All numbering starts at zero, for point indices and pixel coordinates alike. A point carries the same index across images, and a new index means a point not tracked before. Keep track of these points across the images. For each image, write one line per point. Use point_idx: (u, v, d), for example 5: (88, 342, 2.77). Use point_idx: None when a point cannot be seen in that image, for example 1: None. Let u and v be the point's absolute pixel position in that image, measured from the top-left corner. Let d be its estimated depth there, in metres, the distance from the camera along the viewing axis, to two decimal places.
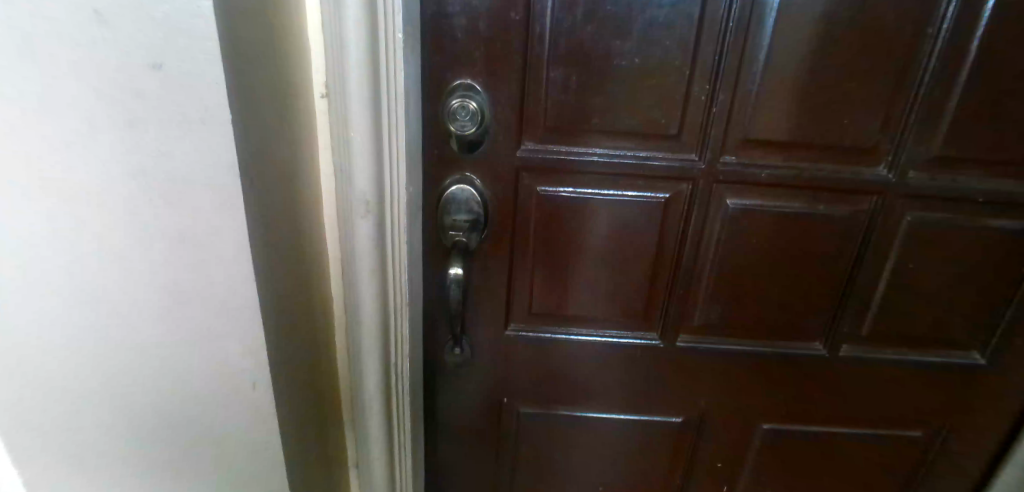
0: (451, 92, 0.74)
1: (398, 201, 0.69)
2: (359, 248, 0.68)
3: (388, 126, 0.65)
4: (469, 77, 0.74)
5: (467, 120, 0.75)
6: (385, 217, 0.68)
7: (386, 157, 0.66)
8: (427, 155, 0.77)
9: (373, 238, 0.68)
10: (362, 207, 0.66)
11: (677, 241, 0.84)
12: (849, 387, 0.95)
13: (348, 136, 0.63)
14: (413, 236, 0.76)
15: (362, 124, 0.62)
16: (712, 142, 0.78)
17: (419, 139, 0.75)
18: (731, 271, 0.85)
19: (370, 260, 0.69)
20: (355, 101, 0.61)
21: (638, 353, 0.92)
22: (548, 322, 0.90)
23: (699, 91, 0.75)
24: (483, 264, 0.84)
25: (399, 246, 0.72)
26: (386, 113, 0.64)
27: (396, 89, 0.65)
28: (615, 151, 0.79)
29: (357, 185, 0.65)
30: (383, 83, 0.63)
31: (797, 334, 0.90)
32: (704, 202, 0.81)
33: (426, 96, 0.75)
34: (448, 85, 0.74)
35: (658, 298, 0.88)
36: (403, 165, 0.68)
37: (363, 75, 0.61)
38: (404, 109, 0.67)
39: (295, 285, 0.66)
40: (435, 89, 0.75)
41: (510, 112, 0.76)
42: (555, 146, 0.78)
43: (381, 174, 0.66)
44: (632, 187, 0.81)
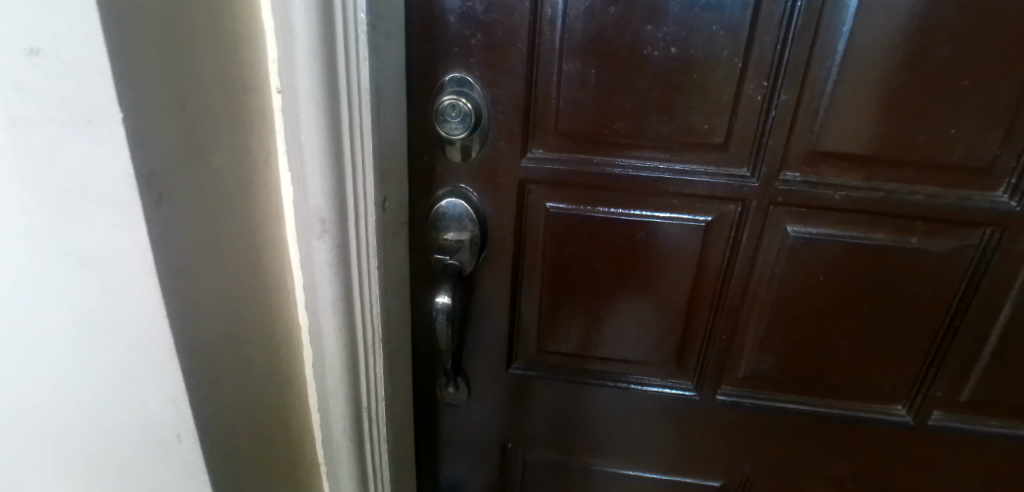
0: (440, 88, 0.62)
1: (364, 219, 0.58)
2: (319, 274, 0.56)
3: (350, 131, 0.53)
4: (463, 70, 0.61)
5: (458, 122, 0.62)
6: (348, 239, 0.56)
7: (348, 167, 0.54)
8: (414, 163, 0.66)
9: (333, 263, 0.56)
10: (318, 226, 0.54)
11: (721, 274, 0.68)
12: (937, 462, 0.75)
13: (297, 142, 0.52)
14: (393, 259, 0.64)
15: (313, 128, 0.51)
16: (770, 153, 0.61)
17: (404, 143, 0.63)
18: (789, 316, 0.68)
19: (332, 288, 0.57)
20: (304, 101, 0.50)
21: (669, 403, 0.76)
22: (559, 362, 0.76)
23: (754, 89, 0.59)
24: (483, 292, 0.71)
25: (369, 271, 0.60)
26: (347, 114, 0.53)
27: (361, 86, 0.53)
28: (643, 162, 0.64)
29: (310, 199, 0.53)
30: (342, 78, 0.51)
31: (876, 396, 0.71)
32: (757, 229, 0.65)
33: (413, 94, 0.62)
34: (439, 80, 0.62)
35: (695, 343, 0.71)
36: (371, 177, 0.57)
37: (313, 68, 0.49)
38: (375, 111, 0.55)
39: (236, 328, 0.53)
40: (423, 84, 0.62)
41: (514, 112, 0.62)
42: (568, 155, 0.64)
43: (341, 188, 0.54)
44: (664, 207, 0.66)
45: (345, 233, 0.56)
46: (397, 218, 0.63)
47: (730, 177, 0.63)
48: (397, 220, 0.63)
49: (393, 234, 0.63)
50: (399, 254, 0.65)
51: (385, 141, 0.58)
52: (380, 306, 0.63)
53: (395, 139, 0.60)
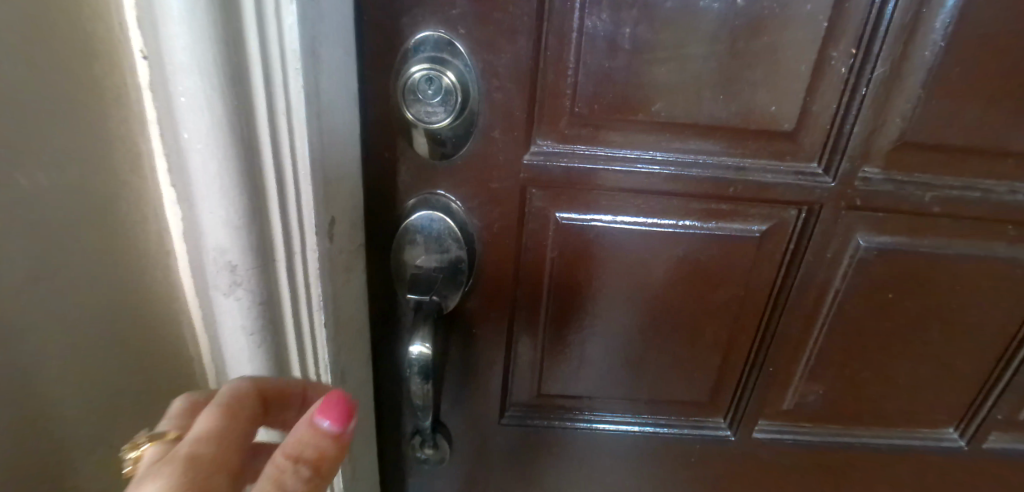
0: (410, 55, 0.42)
1: (299, 260, 0.38)
2: (229, 342, 0.37)
3: (270, 130, 0.33)
4: (441, 26, 0.42)
5: (437, 103, 0.43)
6: (278, 288, 0.37)
7: (271, 185, 0.34)
8: (371, 162, 0.46)
9: (252, 328, 0.37)
10: (222, 276, 0.35)
11: (769, 296, 0.54)
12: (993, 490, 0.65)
13: (178, 145, 0.31)
14: (344, 303, 0.45)
15: (203, 125, 0.31)
16: (850, 144, 0.47)
17: (357, 135, 0.43)
18: (847, 340, 0.56)
19: (251, 361, 0.38)
20: (181, 77, 0.29)
21: (696, 447, 0.62)
22: (562, 406, 0.60)
23: (838, 58, 0.44)
24: (469, 328, 0.54)
25: (311, 330, 0.41)
26: (264, 103, 0.32)
27: (287, 58, 0.32)
28: (687, 157, 0.48)
29: (206, 236, 0.34)
30: (253, 44, 0.31)
31: (929, 422, 0.60)
32: (822, 239, 0.50)
33: (366, 62, 0.43)
34: (406, 43, 0.42)
35: (733, 375, 0.58)
36: (309, 199, 0.37)
37: (196, 23, 0.28)
38: (310, 99, 0.35)
39: (107, 402, 0.38)
40: (382, 47, 0.42)
41: (515, 88, 0.44)
42: (584, 147, 0.47)
43: (256, 220, 0.34)
44: (708, 214, 0.50)
45: (269, 282, 0.37)
46: (351, 245, 0.44)
47: (797, 176, 0.48)
48: (353, 245, 0.44)
49: (342, 270, 0.43)
50: (350, 295, 0.45)
51: (324, 139, 0.38)
52: (332, 370, 0.44)
53: (348, 132, 0.41)
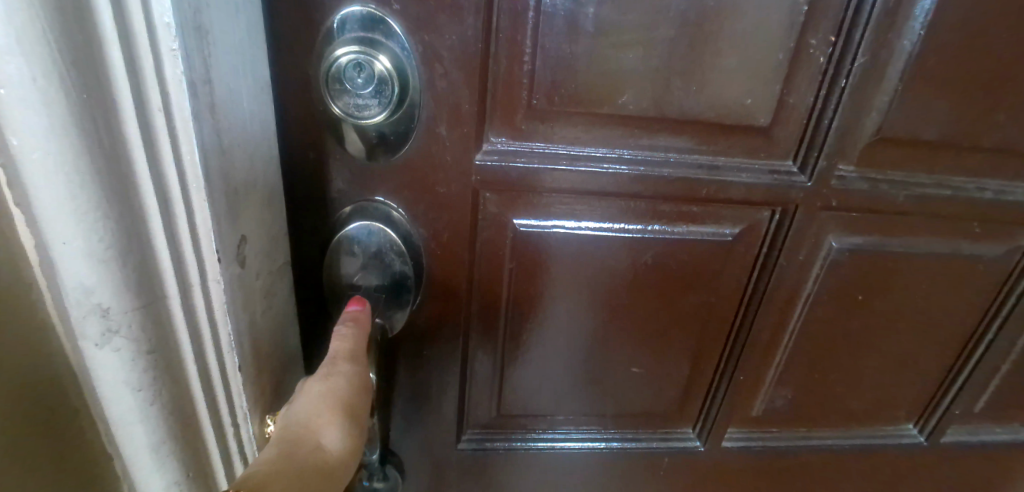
0: (331, 36, 0.35)
1: (198, 297, 0.32)
2: (109, 393, 0.32)
3: (142, 139, 0.27)
4: (372, 1, 0.35)
5: (369, 94, 0.36)
6: (169, 328, 0.32)
7: (150, 209, 0.29)
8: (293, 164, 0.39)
9: (134, 378, 0.32)
10: (90, 318, 0.30)
11: (740, 302, 0.50)
12: (948, 481, 0.65)
13: (11, 158, 0.26)
14: (265, 333, 0.37)
15: (48, 138, 0.25)
16: (827, 140, 0.43)
17: (274, 136, 0.36)
18: (817, 344, 0.53)
19: (140, 412, 0.33)
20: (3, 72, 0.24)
21: (664, 460, 0.58)
22: (521, 426, 0.54)
23: (817, 47, 0.40)
24: (416, 349, 0.48)
25: (225, 373, 0.35)
26: (131, 105, 0.26)
27: (161, 44, 0.26)
28: (656, 155, 0.43)
29: (68, 272, 0.28)
30: (110, 32, 0.25)
31: (891, 419, 0.59)
32: (794, 242, 0.47)
33: (282, 44, 0.35)
34: (328, 22, 0.35)
35: (701, 386, 0.54)
36: (205, 222, 0.31)
37: (20, 8, 0.22)
38: (197, 92, 0.28)
39: None
40: (300, 26, 0.35)
41: (463, 76, 0.38)
42: (544, 145, 0.42)
43: (130, 251, 0.29)
44: (679, 217, 0.46)
45: (156, 322, 0.31)
46: (268, 266, 0.37)
47: (771, 175, 0.44)
48: (272, 265, 0.37)
49: (260, 295, 0.36)
50: (271, 324, 0.38)
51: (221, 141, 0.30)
52: (253, 415, 0.38)
53: (261, 130, 0.34)
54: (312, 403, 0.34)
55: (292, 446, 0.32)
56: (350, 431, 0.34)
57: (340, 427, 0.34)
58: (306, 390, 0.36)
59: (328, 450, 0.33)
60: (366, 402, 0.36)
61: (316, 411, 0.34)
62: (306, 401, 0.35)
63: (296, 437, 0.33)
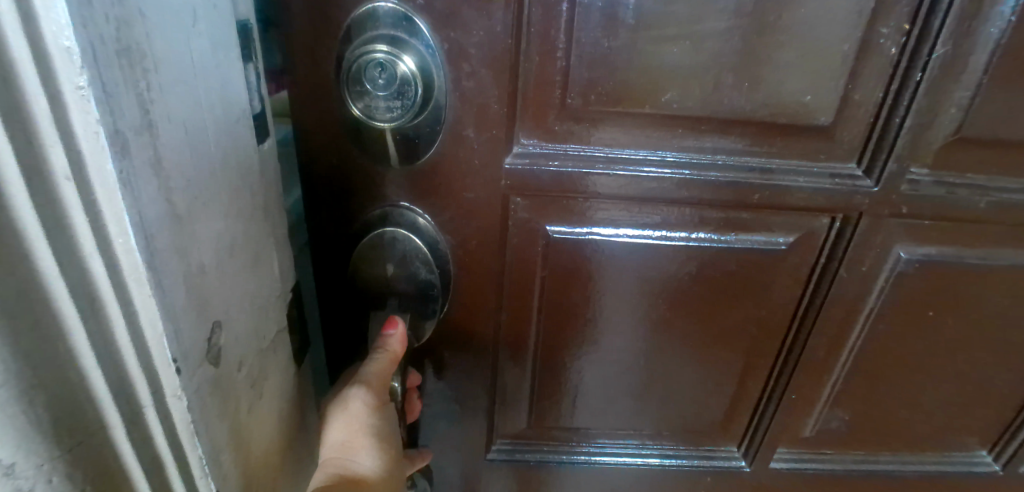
0: (351, 36, 0.33)
1: (152, 416, 0.25)
2: None
3: (48, 230, 0.19)
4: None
5: (392, 96, 0.34)
6: (116, 467, 0.24)
7: (73, 330, 0.21)
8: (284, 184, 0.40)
9: None
10: None
11: (793, 316, 0.46)
12: None
13: None
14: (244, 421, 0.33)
15: None
16: (898, 142, 0.39)
17: (241, 194, 0.31)
18: (879, 363, 0.48)
19: None
20: None
21: (705, 479, 0.55)
22: (553, 439, 0.52)
23: (888, 36, 0.36)
24: (444, 360, 0.46)
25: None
26: (25, 183, 0.18)
27: (62, 83, 0.18)
28: (701, 157, 0.40)
29: None
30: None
31: (963, 444, 0.54)
32: (857, 254, 0.43)
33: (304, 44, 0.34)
34: (356, 16, 0.33)
35: (747, 403, 0.51)
36: (153, 325, 0.24)
37: None
38: (124, 151, 0.21)
39: None
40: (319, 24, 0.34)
41: (491, 75, 0.36)
42: (579, 148, 0.39)
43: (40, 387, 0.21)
44: (727, 224, 0.42)
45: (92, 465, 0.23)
46: (252, 343, 0.34)
47: (828, 181, 0.40)
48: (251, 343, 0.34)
49: (244, 387, 0.33)
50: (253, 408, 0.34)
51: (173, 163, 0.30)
52: None
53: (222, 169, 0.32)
54: (341, 430, 0.36)
55: (333, 477, 0.35)
56: (382, 451, 0.36)
57: (371, 451, 0.36)
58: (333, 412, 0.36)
59: (364, 475, 0.35)
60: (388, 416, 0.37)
61: (347, 439, 0.36)
62: (336, 428, 0.36)
63: (334, 467, 0.35)
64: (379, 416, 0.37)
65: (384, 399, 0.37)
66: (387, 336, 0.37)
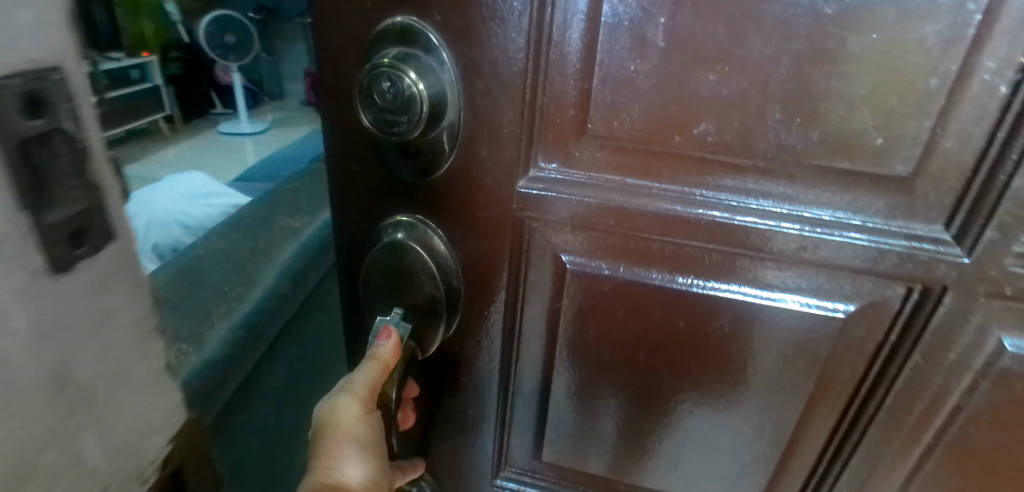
0: (380, 45, 0.35)
1: None
2: None
3: None
4: (414, 11, 0.34)
5: (394, 113, 0.33)
6: None
7: None
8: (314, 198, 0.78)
9: None
10: None
11: (852, 395, 0.39)
12: None
13: None
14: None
15: None
16: (1009, 206, 0.30)
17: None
18: (972, 476, 0.39)
19: None
20: None
21: None
22: (568, 481, 0.49)
23: (994, 72, 0.28)
24: (454, 378, 0.44)
25: None
26: None
27: None
28: (741, 200, 0.35)
29: None
30: None
31: None
32: (939, 336, 0.35)
33: (334, 54, 0.36)
34: (381, 30, 0.34)
35: (793, 482, 0.44)
36: None
37: None
38: None
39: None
40: (348, 36, 0.35)
41: (506, 93, 0.35)
42: (600, 177, 0.36)
43: None
44: (771, 279, 0.37)
45: None
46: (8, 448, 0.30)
47: (902, 244, 0.33)
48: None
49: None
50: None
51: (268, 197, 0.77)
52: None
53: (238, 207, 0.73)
54: (325, 442, 0.35)
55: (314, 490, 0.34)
56: (369, 459, 0.35)
57: (357, 458, 0.35)
58: (319, 422, 0.36)
59: (348, 483, 0.34)
60: (378, 425, 0.36)
61: (331, 450, 0.35)
62: (320, 441, 0.35)
63: (318, 479, 0.34)
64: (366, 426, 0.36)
65: (372, 406, 0.36)
66: (377, 345, 0.37)
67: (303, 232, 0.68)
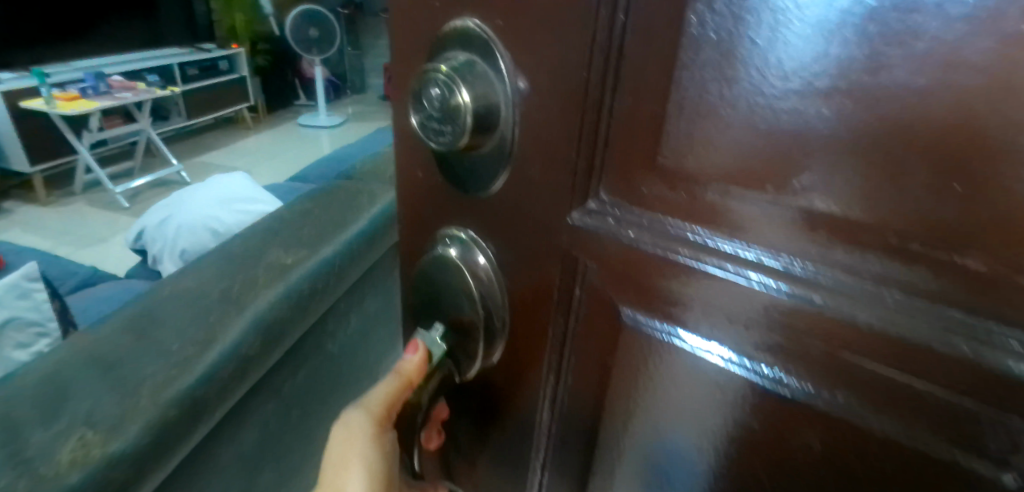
0: (446, 46, 0.31)
1: None
2: None
3: None
4: (473, 15, 0.30)
5: (438, 124, 0.30)
6: None
7: None
8: (314, 232, 0.78)
9: None
10: None
11: None
12: None
13: None
14: None
15: None
16: None
17: None
18: None
19: None
20: None
21: None
22: None
23: None
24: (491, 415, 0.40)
25: None
26: None
27: None
28: (857, 286, 0.24)
29: None
30: None
31: None
32: None
33: (399, 57, 0.34)
34: (447, 33, 0.31)
35: None
36: None
37: None
38: None
39: None
40: (412, 32, 0.33)
41: (563, 112, 0.29)
42: (668, 223, 0.29)
43: None
44: (893, 403, 0.26)
45: None
46: None
47: None
48: None
49: None
50: None
51: (290, 216, 0.82)
52: None
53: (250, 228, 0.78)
54: (333, 462, 0.37)
55: None
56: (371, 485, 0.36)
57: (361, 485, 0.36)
58: (332, 436, 0.37)
59: None
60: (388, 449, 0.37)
61: (336, 470, 0.36)
62: (330, 456, 0.37)
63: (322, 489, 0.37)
64: (374, 443, 0.37)
65: (384, 427, 0.37)
66: (403, 358, 0.36)
67: (290, 271, 0.69)
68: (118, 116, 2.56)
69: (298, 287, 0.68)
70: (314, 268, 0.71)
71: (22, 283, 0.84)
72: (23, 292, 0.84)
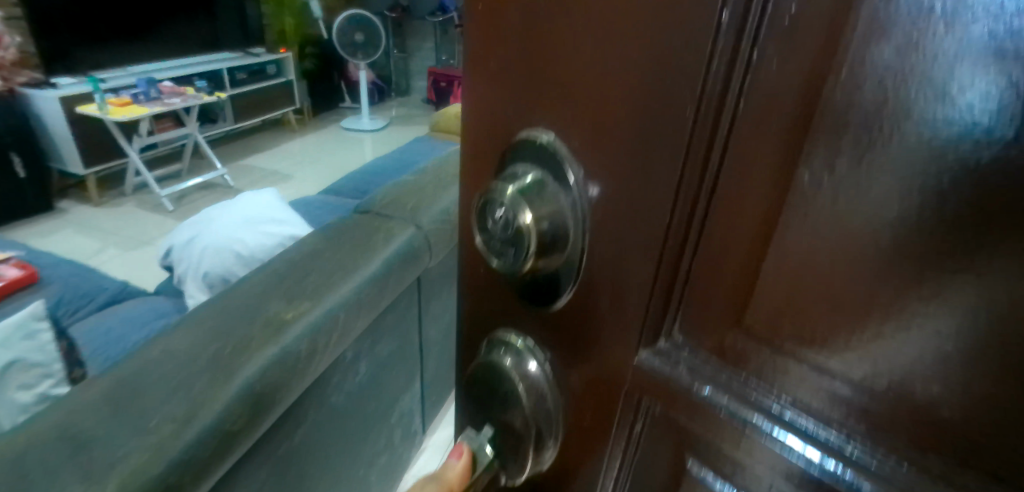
0: (515, 157, 0.29)
1: None
2: None
3: None
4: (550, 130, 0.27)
5: (502, 245, 0.28)
6: None
7: None
8: (317, 283, 0.82)
9: None
10: None
11: None
12: None
13: None
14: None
15: None
16: None
17: None
18: None
19: None
20: None
21: None
22: None
23: None
24: None
25: None
26: None
27: None
28: None
29: None
30: None
31: None
32: None
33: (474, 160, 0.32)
34: (522, 144, 0.29)
35: None
36: None
37: None
38: None
39: None
40: (485, 135, 0.31)
41: (643, 247, 0.26)
42: (758, 393, 0.26)
43: None
44: None
45: None
46: None
47: None
48: None
49: None
50: None
51: (322, 246, 0.91)
52: None
53: (251, 277, 0.83)
54: None
55: None
56: None
57: None
58: None
59: None
60: None
61: None
62: None
63: None
64: None
65: None
66: (446, 464, 0.36)
67: (287, 329, 0.73)
68: (170, 120, 2.63)
69: (295, 345, 0.73)
70: (314, 323, 0.76)
71: (27, 323, 0.95)
72: (32, 332, 0.95)
